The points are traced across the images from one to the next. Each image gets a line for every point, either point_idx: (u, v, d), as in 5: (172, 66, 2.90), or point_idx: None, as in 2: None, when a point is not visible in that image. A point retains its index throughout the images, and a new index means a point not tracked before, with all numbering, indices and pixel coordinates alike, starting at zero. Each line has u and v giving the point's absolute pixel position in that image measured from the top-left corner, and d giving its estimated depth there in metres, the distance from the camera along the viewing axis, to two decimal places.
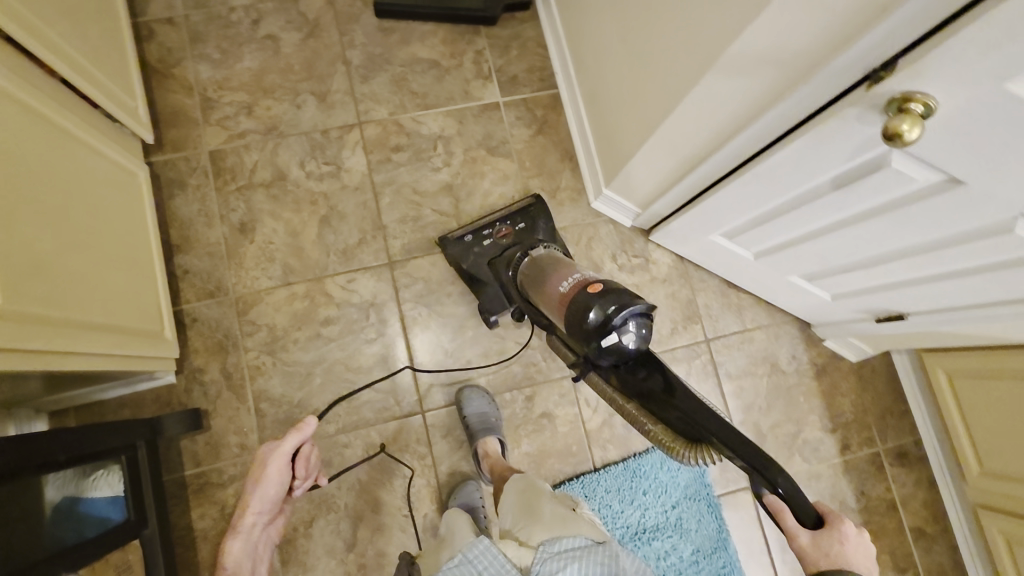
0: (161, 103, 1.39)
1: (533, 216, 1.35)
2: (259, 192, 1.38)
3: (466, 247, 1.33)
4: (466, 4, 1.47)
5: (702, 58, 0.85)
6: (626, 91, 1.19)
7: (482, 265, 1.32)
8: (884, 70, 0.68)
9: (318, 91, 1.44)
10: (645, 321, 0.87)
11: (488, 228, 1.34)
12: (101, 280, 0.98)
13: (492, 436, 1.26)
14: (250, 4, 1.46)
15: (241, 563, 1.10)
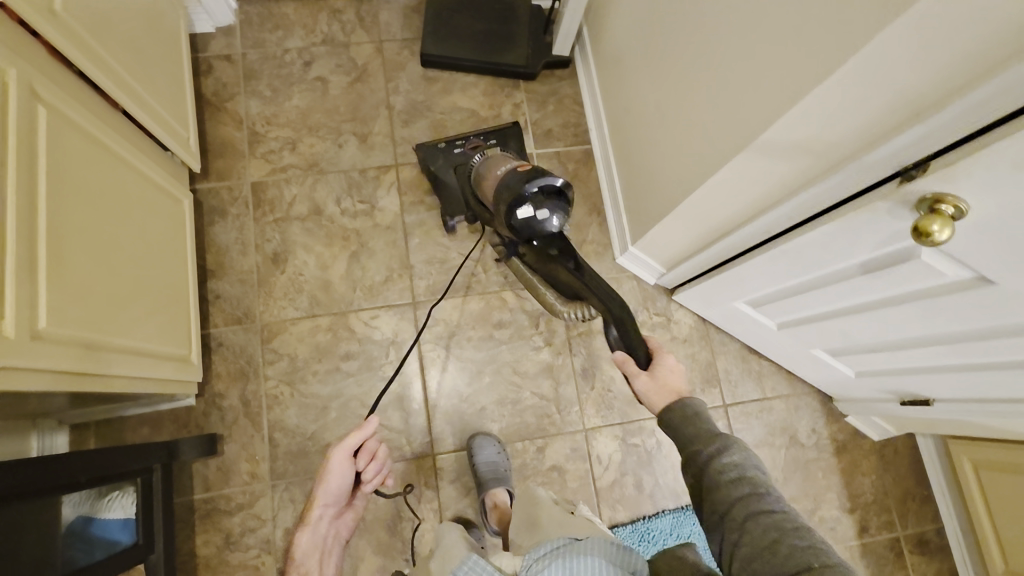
0: (211, 135, 1.46)
1: (506, 137, 1.46)
2: (295, 225, 1.42)
3: (437, 152, 1.42)
4: (509, 59, 1.53)
5: (737, 137, 0.87)
6: (659, 156, 1.22)
7: (448, 169, 1.40)
8: (916, 169, 0.69)
9: (360, 132, 1.50)
10: (561, 206, 0.99)
11: (462, 141, 1.44)
12: (136, 304, 1.01)
13: (502, 487, 1.24)
14: (304, 47, 1.54)
15: (308, 553, 1.16)
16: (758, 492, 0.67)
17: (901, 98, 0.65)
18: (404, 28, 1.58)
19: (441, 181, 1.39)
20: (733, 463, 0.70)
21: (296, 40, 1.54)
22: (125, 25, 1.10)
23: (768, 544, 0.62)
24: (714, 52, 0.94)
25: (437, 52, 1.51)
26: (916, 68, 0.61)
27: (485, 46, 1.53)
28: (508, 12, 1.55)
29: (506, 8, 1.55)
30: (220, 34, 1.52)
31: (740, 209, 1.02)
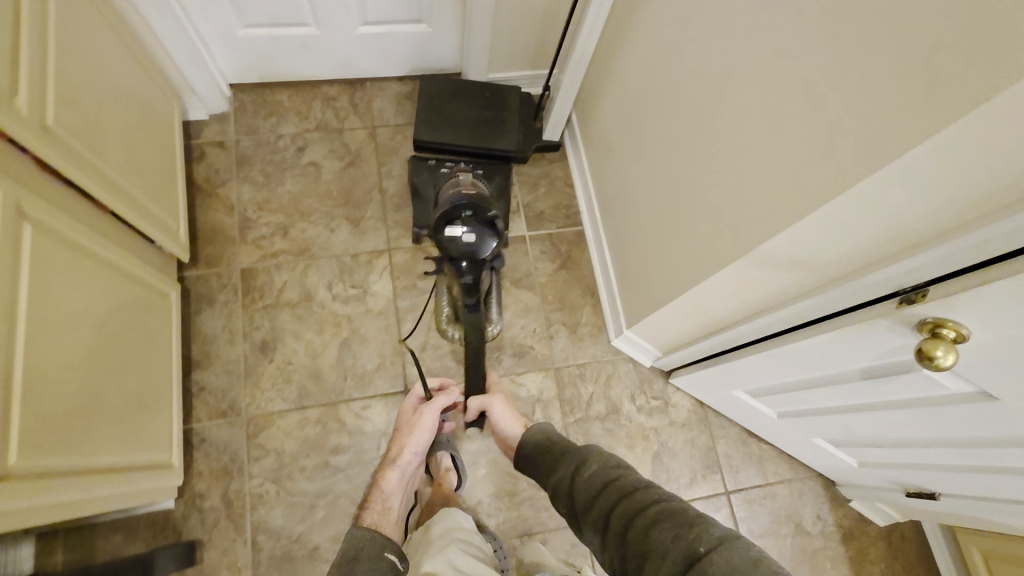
0: (201, 221, 1.44)
1: (493, 170, 1.55)
2: (285, 311, 1.39)
3: (427, 166, 1.50)
4: (500, 142, 1.55)
5: (733, 245, 0.88)
6: (653, 246, 1.23)
7: (429, 185, 1.47)
8: (916, 293, 0.69)
9: (352, 216, 1.50)
10: (487, 233, 1.10)
11: (450, 162, 1.52)
12: (115, 415, 0.96)
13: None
14: (297, 133, 1.56)
15: (394, 496, 1.12)
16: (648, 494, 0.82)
17: (898, 229, 0.66)
18: (397, 113, 1.62)
19: (418, 192, 1.47)
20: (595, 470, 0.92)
21: (290, 126, 1.56)
22: (118, 125, 1.09)
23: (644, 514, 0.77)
24: (705, 158, 0.97)
25: (429, 137, 1.53)
26: (918, 204, 0.62)
27: (477, 131, 1.55)
28: (499, 99, 1.59)
29: (497, 95, 1.60)
30: (213, 121, 1.53)
31: (736, 307, 1.02)
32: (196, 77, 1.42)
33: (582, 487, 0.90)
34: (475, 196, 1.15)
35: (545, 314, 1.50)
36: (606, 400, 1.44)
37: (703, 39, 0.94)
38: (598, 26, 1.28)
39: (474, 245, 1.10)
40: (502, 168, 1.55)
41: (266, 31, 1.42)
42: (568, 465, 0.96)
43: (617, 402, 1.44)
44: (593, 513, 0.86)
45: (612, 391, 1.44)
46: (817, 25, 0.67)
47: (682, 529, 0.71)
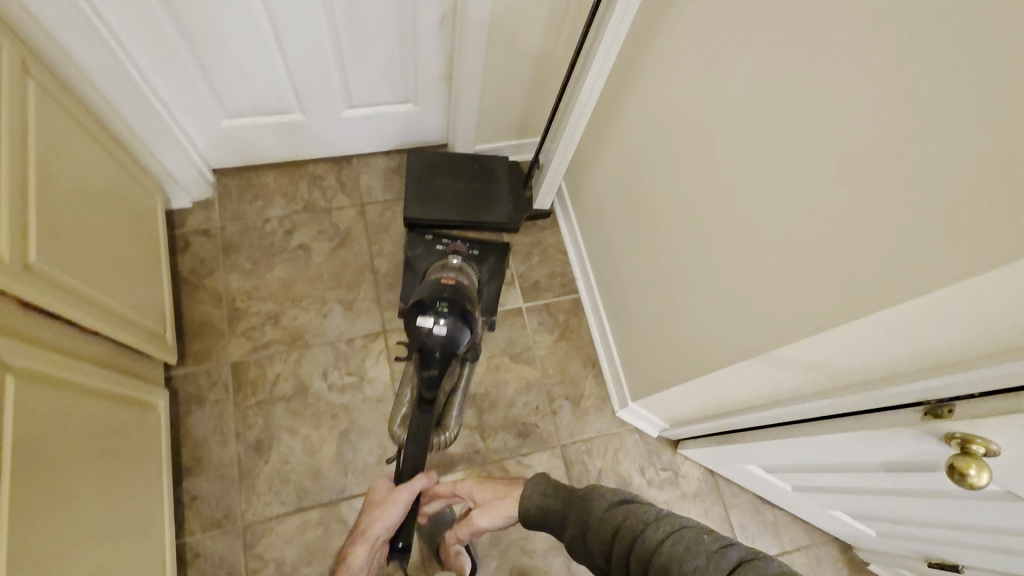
0: (188, 316, 1.39)
1: (490, 250, 1.45)
2: (279, 405, 1.34)
3: (424, 242, 1.47)
4: (492, 217, 1.54)
5: (748, 342, 0.87)
6: (655, 325, 1.21)
7: (422, 263, 1.44)
8: (939, 407, 0.68)
9: (344, 299, 1.47)
10: (463, 329, 0.88)
11: (449, 239, 1.46)
12: (105, 558, 0.90)
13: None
14: (285, 215, 1.52)
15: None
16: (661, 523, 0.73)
17: (921, 352, 0.65)
18: (385, 189, 1.59)
19: (412, 268, 1.44)
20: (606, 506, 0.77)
21: (276, 209, 1.53)
22: (104, 242, 1.05)
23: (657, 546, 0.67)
24: (710, 250, 0.96)
25: (420, 215, 1.50)
26: (947, 332, 0.61)
27: (468, 206, 1.54)
28: (487, 171, 1.59)
29: (485, 168, 1.59)
30: (197, 208, 1.49)
31: (750, 393, 1.01)
32: (180, 169, 1.38)
33: (597, 543, 0.75)
34: (456, 288, 0.95)
35: (547, 389, 1.47)
36: (615, 475, 1.40)
37: (700, 133, 0.94)
38: (589, 107, 1.28)
39: (442, 343, 0.87)
40: (500, 249, 1.46)
41: (249, 120, 1.39)
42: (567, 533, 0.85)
43: (628, 477, 1.41)
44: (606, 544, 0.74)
45: (620, 465, 1.41)
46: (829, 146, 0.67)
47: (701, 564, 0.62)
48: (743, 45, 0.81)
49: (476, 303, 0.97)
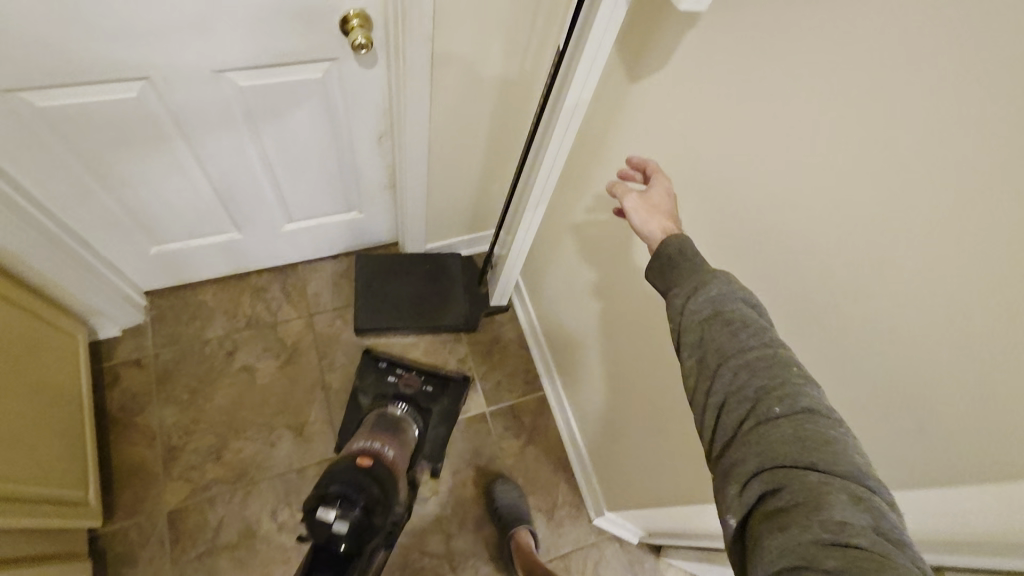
0: (117, 461, 1.26)
1: (446, 387, 1.44)
2: (223, 556, 1.21)
3: (376, 371, 1.41)
4: (447, 321, 1.49)
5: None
6: (627, 439, 1.15)
7: (369, 395, 1.38)
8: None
9: (294, 422, 1.36)
10: (369, 527, 0.80)
11: (404, 369, 1.43)
12: None
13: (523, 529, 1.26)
14: (226, 334, 1.42)
15: None
16: (789, 373, 0.56)
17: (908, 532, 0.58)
18: (334, 295, 1.52)
19: (356, 398, 1.38)
20: (712, 300, 0.63)
21: (215, 329, 1.43)
22: (8, 418, 0.93)
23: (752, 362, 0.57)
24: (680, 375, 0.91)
25: (371, 324, 1.45)
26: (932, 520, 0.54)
27: (421, 311, 1.48)
28: (441, 270, 1.53)
29: (438, 267, 1.54)
30: (128, 336, 1.38)
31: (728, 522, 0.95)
32: (102, 302, 1.27)
33: (699, 315, 0.63)
34: (369, 470, 0.89)
35: None
36: None
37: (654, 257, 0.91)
38: (536, 215, 1.24)
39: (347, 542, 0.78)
40: (457, 388, 1.44)
41: (180, 243, 1.30)
42: (693, 292, 0.65)
43: None
44: (699, 334, 0.63)
45: None
46: (801, 300, 0.64)
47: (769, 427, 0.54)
48: (690, 183, 0.78)
49: (392, 487, 0.90)
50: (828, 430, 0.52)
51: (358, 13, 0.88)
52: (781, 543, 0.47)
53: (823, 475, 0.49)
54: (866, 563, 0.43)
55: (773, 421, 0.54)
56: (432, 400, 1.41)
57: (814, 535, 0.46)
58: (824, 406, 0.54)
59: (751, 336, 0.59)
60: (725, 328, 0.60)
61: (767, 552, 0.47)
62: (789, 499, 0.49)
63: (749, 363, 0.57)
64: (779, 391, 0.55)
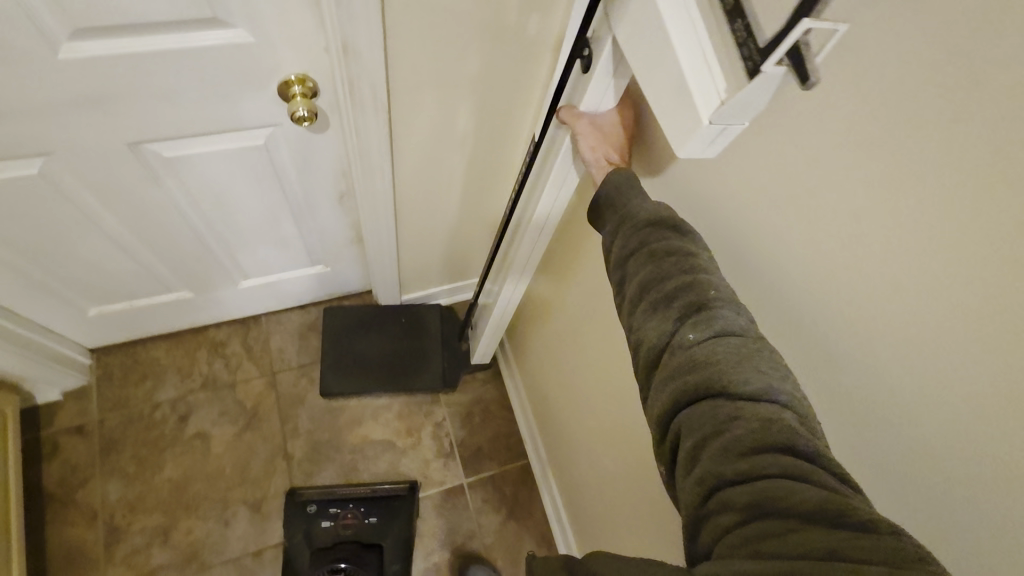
0: (53, 545, 1.15)
1: (392, 511, 1.25)
2: None
3: (308, 518, 1.22)
4: (424, 383, 1.36)
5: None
6: (618, 540, 1.03)
7: (305, 550, 1.18)
8: None
9: (251, 498, 1.25)
10: None
11: (339, 505, 1.23)
12: None
13: None
14: (179, 397, 1.30)
15: None
16: (708, 300, 0.55)
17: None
18: (300, 351, 1.39)
19: (291, 560, 1.17)
20: (634, 231, 0.62)
21: (168, 390, 1.30)
22: None
23: (667, 287, 0.57)
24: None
25: (341, 386, 1.32)
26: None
27: (398, 371, 1.36)
28: (417, 325, 1.40)
29: (414, 321, 1.41)
30: (70, 400, 1.25)
31: None
32: (37, 369, 1.14)
33: (622, 253, 0.63)
34: None
35: None
36: None
37: None
38: (521, 281, 1.11)
39: None
40: (405, 509, 1.26)
41: (124, 303, 1.17)
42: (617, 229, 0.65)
43: None
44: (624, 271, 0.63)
45: None
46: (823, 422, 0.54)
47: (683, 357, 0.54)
48: None
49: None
50: (744, 350, 0.52)
51: (302, 78, 0.75)
52: (699, 479, 0.49)
53: (737, 408, 0.50)
54: (772, 490, 0.44)
55: (691, 357, 0.53)
56: (380, 534, 1.22)
57: (725, 468, 0.47)
58: (743, 331, 0.54)
59: (673, 264, 0.58)
60: (649, 263, 0.60)
61: (688, 486, 0.50)
62: (702, 435, 0.50)
63: (670, 298, 0.57)
64: (697, 322, 0.55)
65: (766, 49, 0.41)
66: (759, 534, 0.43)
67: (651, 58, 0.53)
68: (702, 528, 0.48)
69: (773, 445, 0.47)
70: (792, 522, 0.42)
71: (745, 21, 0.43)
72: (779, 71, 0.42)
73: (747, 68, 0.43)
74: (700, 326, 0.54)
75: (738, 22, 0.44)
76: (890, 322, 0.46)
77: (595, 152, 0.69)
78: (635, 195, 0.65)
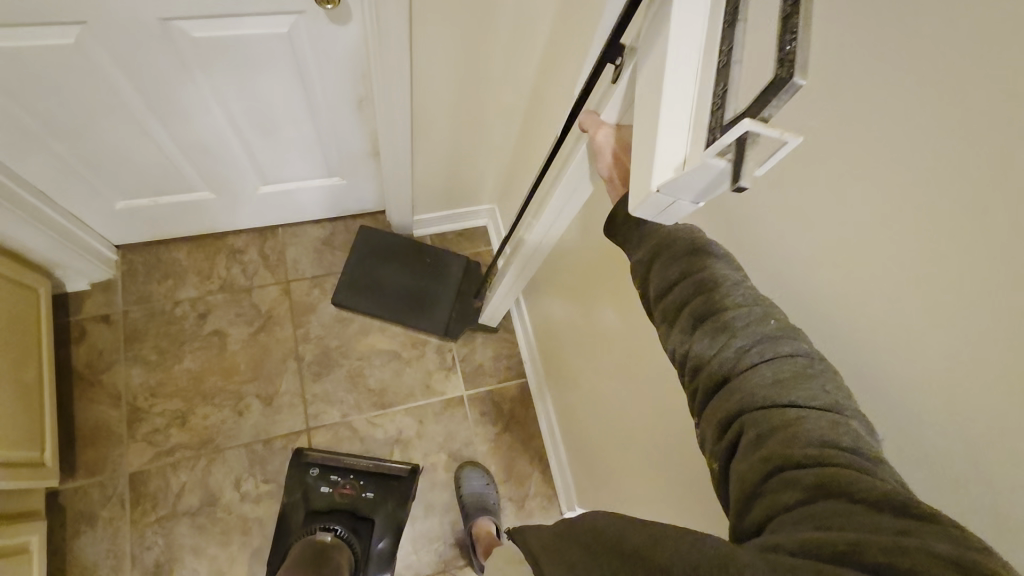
0: (81, 418, 1.24)
1: (388, 489, 1.25)
2: (184, 522, 1.21)
3: (306, 478, 1.24)
4: (426, 325, 1.42)
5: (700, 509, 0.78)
6: (602, 445, 1.10)
7: (299, 508, 1.21)
8: None
9: (264, 393, 1.33)
10: None
11: (339, 473, 1.25)
12: None
13: (488, 517, 1.24)
14: (198, 297, 1.37)
15: None
16: (767, 328, 0.48)
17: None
18: (314, 262, 1.45)
19: (286, 518, 1.20)
20: (680, 255, 0.54)
21: (188, 290, 1.37)
22: None
23: (725, 302, 0.50)
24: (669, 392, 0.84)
25: (351, 300, 1.41)
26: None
27: (405, 307, 1.42)
28: (439, 266, 1.47)
29: (436, 263, 1.47)
30: (97, 291, 1.33)
31: None
32: (69, 257, 1.22)
33: (665, 281, 0.55)
34: None
35: None
36: None
37: None
38: (535, 258, 1.12)
39: None
40: (401, 489, 1.25)
41: (149, 199, 1.23)
42: (657, 260, 0.56)
43: None
44: (668, 297, 0.54)
45: None
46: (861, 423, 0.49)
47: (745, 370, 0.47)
48: None
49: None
50: (811, 370, 0.45)
51: None
52: (757, 475, 0.42)
53: (802, 411, 0.43)
54: (844, 476, 0.38)
55: (751, 377, 0.47)
56: (374, 509, 1.22)
57: (792, 459, 0.41)
58: (812, 362, 0.46)
59: (727, 295, 0.50)
60: (698, 290, 0.52)
61: (744, 482, 0.43)
62: (763, 432, 0.43)
63: (727, 326, 0.49)
64: (758, 348, 0.48)
65: (722, 132, 0.39)
66: (836, 520, 0.36)
67: (650, 86, 0.52)
68: (754, 504, 0.42)
69: (840, 446, 0.41)
70: (875, 512, 0.36)
71: (725, 88, 0.42)
72: (721, 161, 0.40)
73: (709, 136, 0.42)
74: (762, 340, 0.48)
75: (719, 87, 0.43)
76: (911, 363, 0.42)
77: (612, 164, 0.70)
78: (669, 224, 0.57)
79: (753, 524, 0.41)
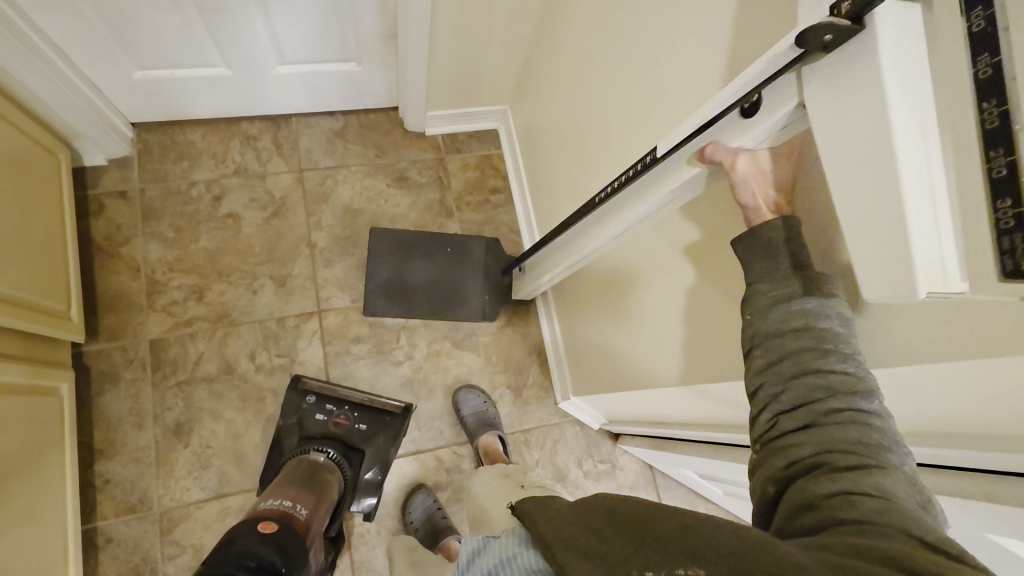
0: (102, 287, 1.29)
1: (383, 426, 1.28)
2: (202, 387, 1.28)
3: (302, 408, 1.26)
4: (463, 313, 1.43)
5: (692, 362, 0.84)
6: (600, 329, 1.16)
7: (294, 432, 1.24)
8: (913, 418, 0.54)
9: (277, 274, 1.37)
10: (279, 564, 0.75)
11: (334, 404, 1.27)
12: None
13: (492, 433, 1.30)
14: (212, 179, 1.39)
15: None
16: (868, 404, 0.50)
17: (919, 441, 0.55)
18: (327, 154, 1.47)
19: (279, 444, 1.23)
20: (804, 309, 0.53)
21: (203, 172, 1.39)
22: None
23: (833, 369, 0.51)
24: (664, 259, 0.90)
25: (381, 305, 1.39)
26: (955, 436, 0.50)
27: (437, 301, 1.42)
28: (461, 252, 1.47)
29: (456, 247, 1.47)
30: (114, 167, 1.35)
31: (683, 411, 0.97)
32: (90, 127, 1.23)
33: (776, 326, 0.54)
34: (290, 527, 0.85)
35: (490, 377, 1.42)
36: (552, 466, 1.40)
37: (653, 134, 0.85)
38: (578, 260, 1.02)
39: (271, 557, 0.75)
40: (395, 425, 1.29)
41: (167, 71, 1.24)
42: (771, 294, 0.55)
43: (564, 469, 1.40)
44: (778, 343, 0.54)
45: (559, 457, 1.41)
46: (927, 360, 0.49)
47: (839, 426, 0.49)
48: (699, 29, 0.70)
49: (297, 561, 0.80)
50: (892, 444, 0.48)
51: None
52: (822, 496, 0.44)
53: (884, 466, 0.45)
54: (903, 512, 0.41)
55: (836, 428, 0.49)
56: (367, 441, 1.27)
57: (857, 487, 0.44)
58: (898, 445, 0.48)
59: (837, 358, 0.51)
60: (807, 349, 0.52)
61: (808, 498, 0.45)
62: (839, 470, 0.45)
63: (828, 387, 0.51)
64: (849, 413, 0.49)
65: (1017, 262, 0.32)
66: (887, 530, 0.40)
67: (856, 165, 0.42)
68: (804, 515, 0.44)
69: (908, 498, 0.43)
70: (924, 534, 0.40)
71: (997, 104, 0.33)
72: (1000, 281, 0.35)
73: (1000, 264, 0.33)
74: (861, 410, 0.49)
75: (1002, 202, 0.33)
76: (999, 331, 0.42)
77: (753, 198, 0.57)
78: (774, 284, 0.55)
79: (802, 527, 0.44)
